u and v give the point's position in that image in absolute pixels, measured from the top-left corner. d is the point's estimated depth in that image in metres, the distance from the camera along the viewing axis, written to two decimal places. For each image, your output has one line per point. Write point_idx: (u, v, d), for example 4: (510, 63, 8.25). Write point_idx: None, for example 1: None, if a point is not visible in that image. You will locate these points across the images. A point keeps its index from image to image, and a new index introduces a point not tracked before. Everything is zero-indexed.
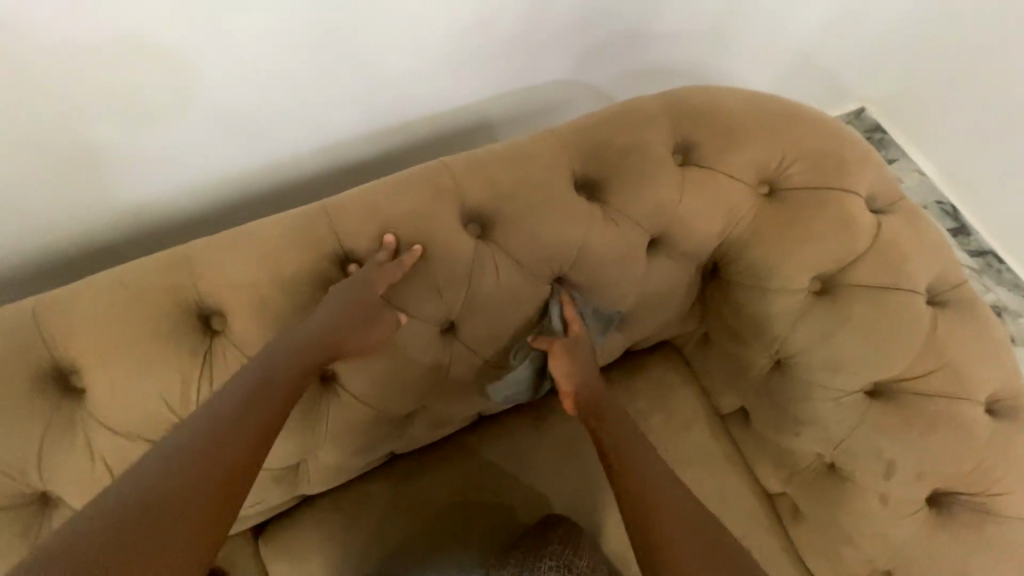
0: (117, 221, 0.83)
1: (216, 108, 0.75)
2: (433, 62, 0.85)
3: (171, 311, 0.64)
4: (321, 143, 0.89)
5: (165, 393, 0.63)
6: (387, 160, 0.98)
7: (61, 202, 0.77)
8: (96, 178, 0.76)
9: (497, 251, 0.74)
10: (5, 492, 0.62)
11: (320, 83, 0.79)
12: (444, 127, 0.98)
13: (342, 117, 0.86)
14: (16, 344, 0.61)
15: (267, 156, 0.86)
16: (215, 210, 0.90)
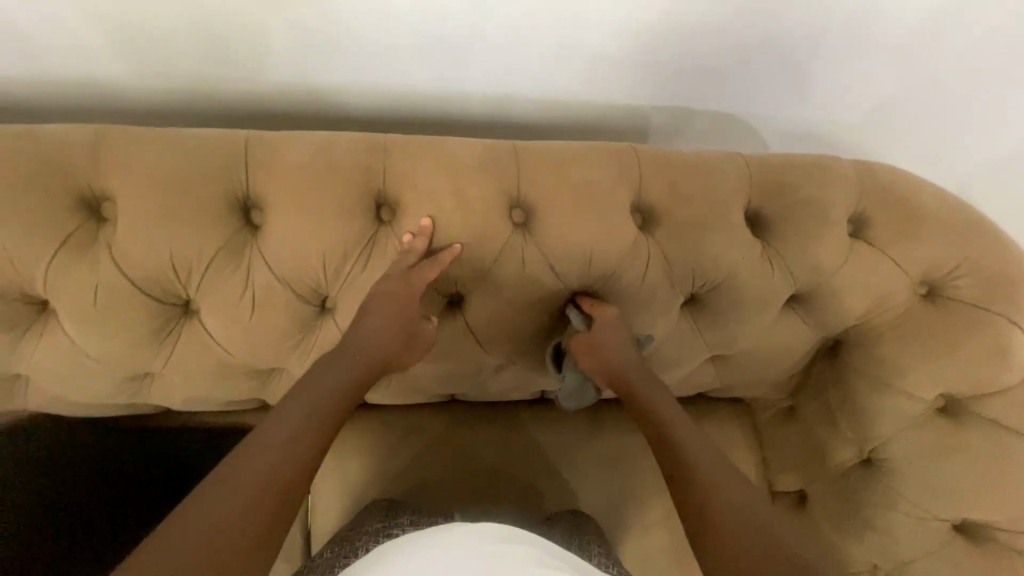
0: (294, 92, 0.85)
1: (444, 27, 0.76)
2: (650, 54, 0.82)
3: (357, 187, 0.69)
4: (502, 89, 0.87)
5: (327, 256, 0.68)
6: (552, 128, 0.96)
7: (266, 61, 0.80)
8: (303, 51, 0.78)
9: (653, 248, 0.75)
10: (165, 287, 0.68)
11: (540, 37, 0.78)
12: (615, 113, 0.94)
13: (531, 72, 0.84)
14: (223, 165, 0.67)
15: (454, 86, 0.86)
16: (377, 115, 0.91)
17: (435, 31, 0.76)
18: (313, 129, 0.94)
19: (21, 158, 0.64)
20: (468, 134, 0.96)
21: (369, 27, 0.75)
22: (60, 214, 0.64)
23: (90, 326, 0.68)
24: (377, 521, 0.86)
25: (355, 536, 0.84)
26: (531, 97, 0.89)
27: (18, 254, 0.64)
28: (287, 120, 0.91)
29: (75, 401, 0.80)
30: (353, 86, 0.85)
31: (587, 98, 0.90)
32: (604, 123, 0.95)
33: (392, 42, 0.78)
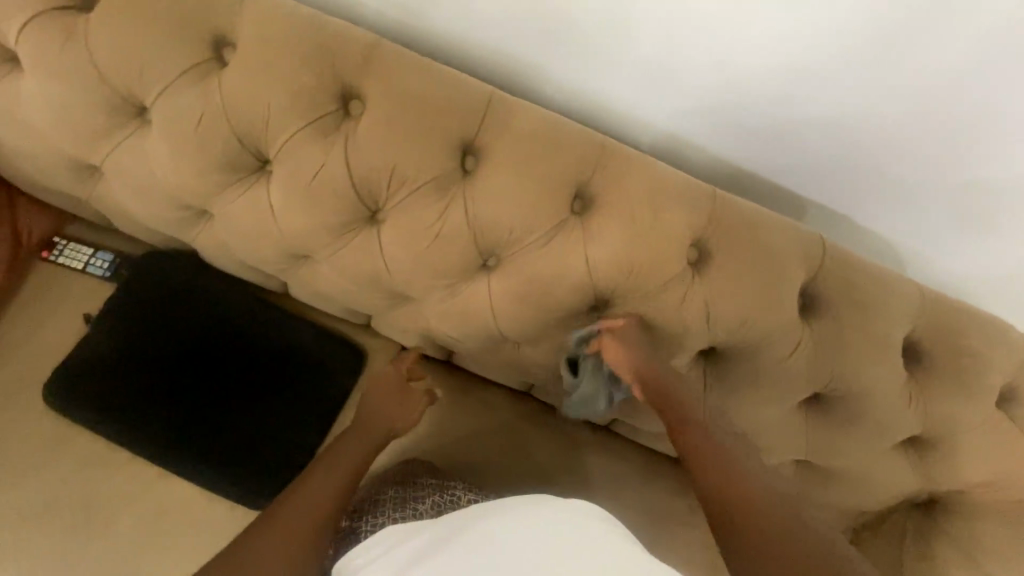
0: (491, 42, 0.80)
1: (674, 67, 0.74)
2: (870, 161, 0.77)
3: (568, 172, 0.73)
4: (697, 122, 0.81)
5: (518, 221, 0.73)
6: (724, 178, 0.89)
7: (497, 18, 0.76)
8: (531, 36, 0.77)
9: (807, 336, 0.75)
10: (373, 191, 0.74)
11: (777, 102, 0.73)
12: (797, 189, 0.86)
13: (737, 116, 0.77)
14: (464, 108, 0.72)
15: (650, 116, 0.83)
16: (556, 94, 0.85)
17: (666, 61, 0.73)
18: (484, 79, 0.87)
19: (307, 39, 0.71)
20: (636, 147, 0.90)
21: (605, 33, 0.73)
22: (319, 95, 0.71)
23: (295, 199, 0.75)
24: (435, 479, 0.85)
25: (414, 485, 0.83)
26: (723, 160, 0.85)
27: (271, 116, 0.71)
28: (467, 62, 0.85)
29: (236, 254, 0.88)
30: (562, 72, 0.81)
31: (781, 179, 0.85)
32: (782, 193, 0.87)
33: (620, 58, 0.75)
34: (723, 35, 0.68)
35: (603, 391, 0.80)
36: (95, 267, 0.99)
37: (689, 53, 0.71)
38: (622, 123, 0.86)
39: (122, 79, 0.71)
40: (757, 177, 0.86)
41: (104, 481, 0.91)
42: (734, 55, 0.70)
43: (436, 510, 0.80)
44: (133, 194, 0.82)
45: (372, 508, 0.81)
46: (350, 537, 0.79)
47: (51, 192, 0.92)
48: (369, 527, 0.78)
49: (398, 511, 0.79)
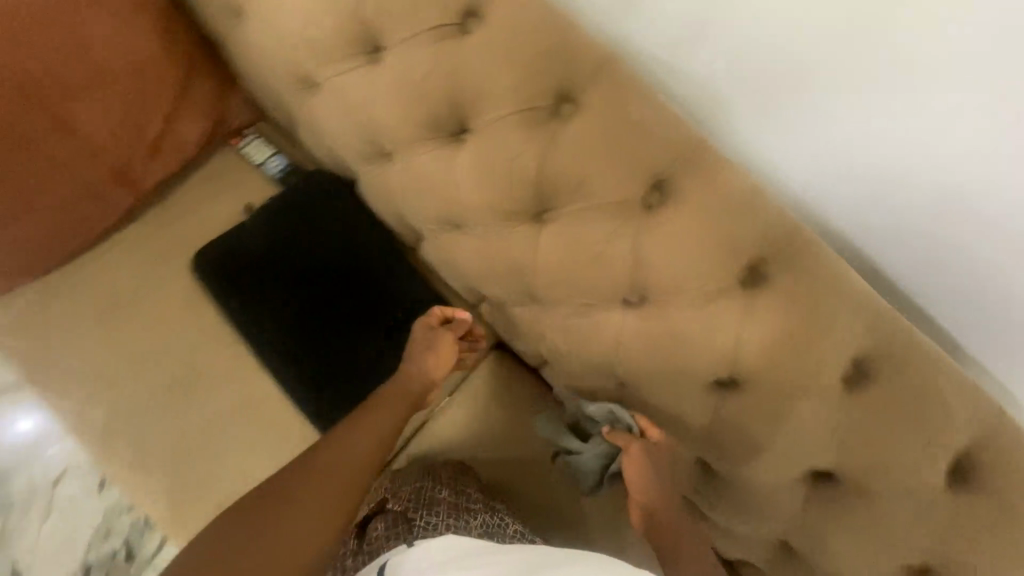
0: (711, 75, 0.77)
1: (904, 158, 0.69)
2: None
3: (752, 244, 0.70)
4: (887, 214, 0.75)
5: (683, 273, 0.71)
6: (885, 284, 0.81)
7: (732, 53, 0.73)
8: (755, 81, 0.74)
9: (944, 504, 0.68)
10: (551, 195, 0.75)
11: (990, 220, 0.67)
12: (965, 321, 0.78)
13: (936, 222, 0.71)
14: (672, 147, 0.71)
15: (844, 205, 0.78)
16: (746, 143, 0.81)
17: (885, 142, 0.69)
18: (683, 109, 0.84)
19: (550, 32, 0.72)
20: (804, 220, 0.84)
21: (833, 111, 0.70)
22: (541, 89, 0.72)
23: (477, 174, 0.77)
24: (480, 496, 0.89)
25: (466, 499, 0.86)
26: (902, 267, 0.78)
27: (490, 92, 0.73)
28: (676, 88, 0.82)
29: (397, 202, 0.92)
30: (767, 123, 0.77)
31: (952, 304, 0.77)
32: (945, 320, 0.79)
33: (837, 142, 0.73)
34: (986, 138, 0.62)
35: (598, 474, 0.78)
36: (270, 167, 1.07)
37: (918, 153, 0.68)
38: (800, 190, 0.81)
39: (375, 17, 0.76)
40: (930, 308, 0.79)
41: (211, 357, 0.99)
42: (984, 154, 0.63)
43: (484, 529, 0.82)
44: (336, 119, 0.88)
45: (427, 505, 0.83)
46: (399, 523, 0.80)
47: (264, 90, 1.00)
48: (421, 521, 0.80)
49: (450, 517, 0.81)
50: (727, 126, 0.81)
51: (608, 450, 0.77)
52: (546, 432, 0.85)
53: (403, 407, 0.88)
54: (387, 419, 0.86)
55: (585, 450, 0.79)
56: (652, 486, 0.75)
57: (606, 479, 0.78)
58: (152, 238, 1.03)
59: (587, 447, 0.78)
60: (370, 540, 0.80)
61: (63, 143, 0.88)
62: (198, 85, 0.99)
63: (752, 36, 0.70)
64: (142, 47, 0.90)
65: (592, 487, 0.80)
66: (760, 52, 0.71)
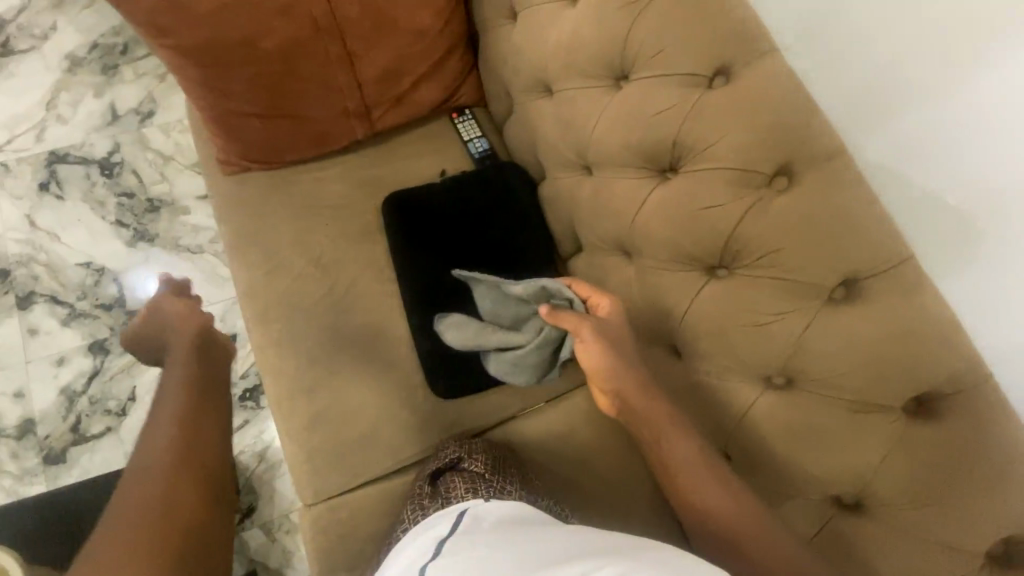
0: (954, 203, 0.74)
1: None
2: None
3: (934, 376, 0.66)
4: None
5: (844, 376, 0.71)
6: None
7: (995, 191, 0.70)
8: (1008, 226, 0.70)
9: None
10: (735, 253, 0.78)
11: None
12: None
13: None
14: (882, 250, 0.69)
15: None
16: (962, 283, 0.75)
17: None
18: (900, 223, 0.80)
19: (795, 110, 0.75)
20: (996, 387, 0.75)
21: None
22: (764, 156, 0.75)
23: (671, 211, 0.82)
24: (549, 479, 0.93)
25: (532, 482, 0.91)
26: None
27: (716, 145, 0.78)
28: (904, 201, 0.79)
29: (577, 213, 0.98)
30: (999, 273, 0.72)
31: None
32: None
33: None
34: None
35: (546, 359, 0.90)
36: (472, 146, 1.20)
37: None
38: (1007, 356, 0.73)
39: (634, 51, 0.84)
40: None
41: (367, 283, 1.11)
42: None
43: (552, 509, 0.86)
44: (557, 125, 0.97)
45: (502, 473, 0.88)
46: (477, 482, 0.85)
47: (499, 82, 1.13)
48: (499, 485, 0.84)
49: (524, 490, 0.86)
50: (947, 258, 0.76)
51: (552, 335, 0.87)
52: (471, 335, 0.92)
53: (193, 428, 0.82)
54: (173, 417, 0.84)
55: (526, 343, 0.89)
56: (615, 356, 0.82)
57: (556, 365, 0.90)
58: (361, 170, 1.18)
59: (528, 341, 0.88)
60: (448, 492, 0.86)
61: (343, 75, 1.07)
62: (451, 64, 1.15)
63: (992, 198, 0.70)
64: (427, 22, 1.07)
65: (544, 371, 0.91)
66: (996, 216, 0.70)
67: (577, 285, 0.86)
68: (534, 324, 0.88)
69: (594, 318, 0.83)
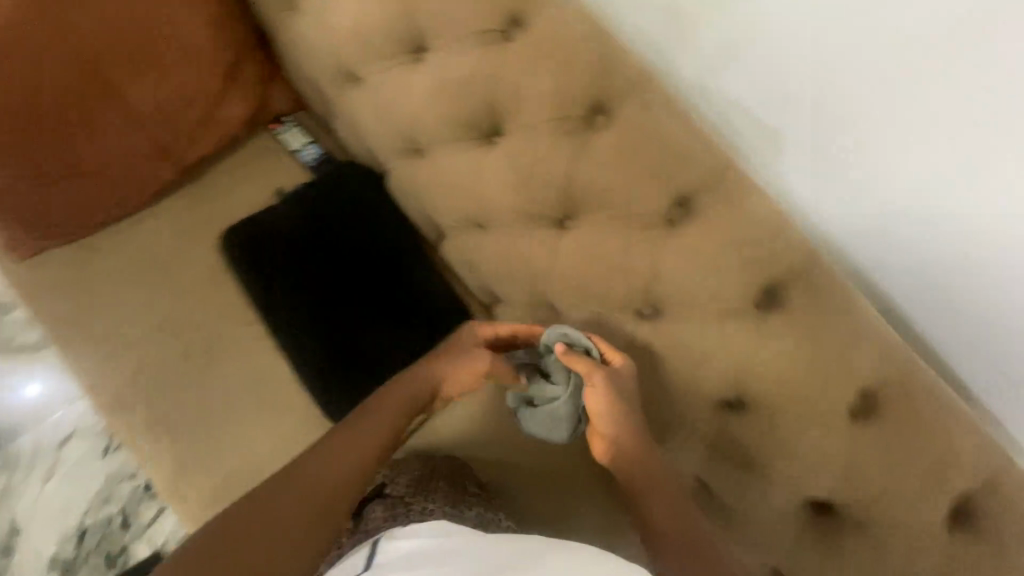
0: (760, 103, 0.78)
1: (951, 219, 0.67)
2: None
3: (770, 269, 0.70)
4: (923, 270, 0.73)
5: (699, 292, 0.73)
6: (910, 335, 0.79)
7: (789, 84, 0.73)
8: (807, 115, 0.74)
9: (942, 545, 0.68)
10: (576, 201, 0.77)
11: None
12: (986, 384, 0.76)
13: (971, 288, 0.69)
14: (700, 165, 0.72)
15: (877, 256, 0.77)
16: (787, 174, 0.81)
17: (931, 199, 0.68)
18: (724, 129, 0.84)
19: (593, 47, 0.74)
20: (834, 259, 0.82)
21: (862, 167, 0.72)
22: (575, 100, 0.74)
23: (507, 177, 0.80)
24: (478, 490, 0.90)
25: (462, 492, 0.88)
26: (928, 324, 0.77)
27: (529, 100, 0.76)
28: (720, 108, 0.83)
29: (425, 199, 0.94)
30: (809, 159, 0.77)
31: (973, 367, 0.76)
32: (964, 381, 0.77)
33: (863, 199, 0.74)
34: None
35: (575, 415, 0.80)
36: (304, 155, 1.11)
37: (954, 221, 0.67)
38: (835, 230, 0.79)
39: (422, 20, 0.79)
40: (972, 380, 0.77)
41: (229, 332, 1.01)
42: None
43: (479, 519, 0.83)
44: (376, 114, 0.91)
45: (426, 493, 0.85)
46: (397, 508, 0.81)
47: (307, 81, 1.04)
48: (419, 506, 0.81)
49: (448, 505, 0.83)
50: (769, 154, 0.81)
51: (576, 384, 0.79)
52: (518, 394, 0.85)
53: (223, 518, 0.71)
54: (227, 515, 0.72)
55: (560, 394, 0.80)
56: (615, 402, 0.76)
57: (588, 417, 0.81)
58: (186, 212, 1.06)
59: (563, 389, 0.80)
60: (365, 520, 0.80)
61: (118, 116, 0.93)
62: (247, 73, 1.03)
63: (790, 91, 0.74)
64: (200, 33, 0.95)
65: (572, 430, 0.82)
66: (798, 107, 0.74)
67: (597, 338, 0.80)
68: (558, 372, 0.81)
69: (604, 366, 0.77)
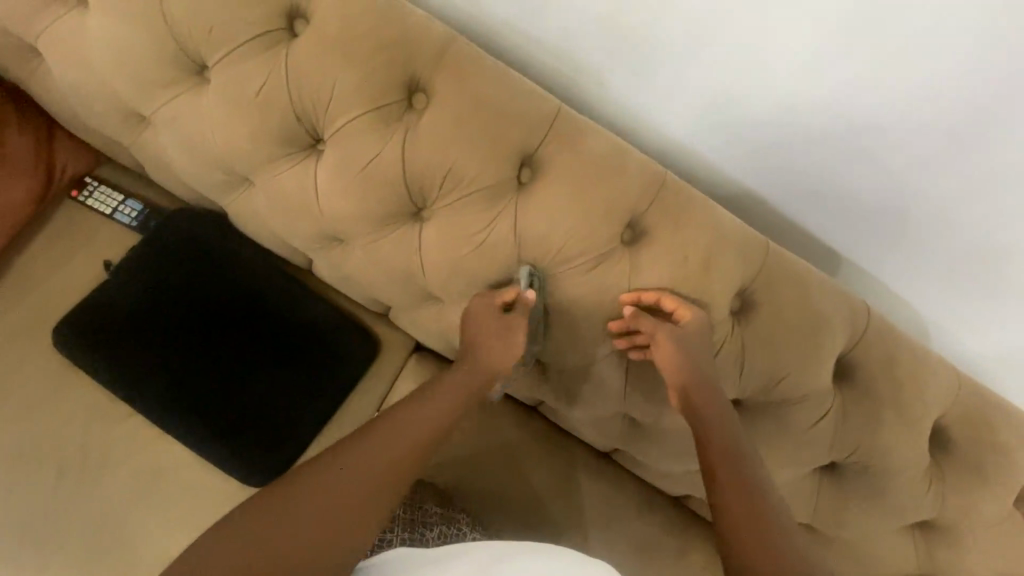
0: (566, 41, 0.78)
1: (758, 104, 0.72)
2: (971, 233, 0.73)
3: (625, 202, 0.71)
4: (755, 152, 0.78)
5: (570, 244, 0.71)
6: (764, 213, 0.86)
7: (583, 18, 0.73)
8: (610, 43, 0.75)
9: (836, 404, 0.74)
10: (421, 190, 0.73)
11: (839, 155, 0.72)
12: (834, 239, 0.84)
13: (793, 158, 0.76)
14: (530, 121, 0.71)
15: (715, 151, 0.82)
16: (616, 100, 0.82)
17: (736, 92, 0.72)
18: (550, 73, 0.84)
19: (387, 22, 0.69)
20: (684, 164, 0.87)
21: (671, 79, 0.75)
22: (385, 85, 0.69)
23: (342, 183, 0.74)
24: (442, 508, 0.87)
25: (420, 510, 0.85)
26: (774, 200, 0.83)
27: (338, 94, 0.69)
28: (538, 54, 0.82)
29: (272, 227, 0.86)
30: (628, 83, 0.79)
31: (819, 227, 0.83)
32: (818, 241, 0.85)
33: (684, 106, 0.78)
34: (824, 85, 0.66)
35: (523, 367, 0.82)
36: (123, 215, 0.97)
37: (759, 107, 0.72)
38: (674, 140, 0.83)
39: (189, 36, 0.69)
40: (834, 244, 0.84)
41: (104, 430, 0.90)
42: (825, 98, 0.68)
43: (442, 539, 0.82)
44: (180, 150, 0.80)
45: (382, 523, 0.81)
46: None
47: (94, 133, 0.90)
48: (374, 541, 0.79)
49: (406, 532, 0.80)
50: (596, 86, 0.82)
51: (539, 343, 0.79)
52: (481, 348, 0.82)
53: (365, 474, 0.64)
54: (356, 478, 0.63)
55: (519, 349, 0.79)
56: (680, 362, 0.70)
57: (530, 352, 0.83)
58: (8, 318, 0.93)
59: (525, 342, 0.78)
60: None
61: None
62: (13, 149, 0.91)
63: (586, 23, 0.74)
64: None
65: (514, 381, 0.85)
66: (599, 38, 0.75)
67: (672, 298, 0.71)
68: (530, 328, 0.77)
69: (671, 327, 0.70)
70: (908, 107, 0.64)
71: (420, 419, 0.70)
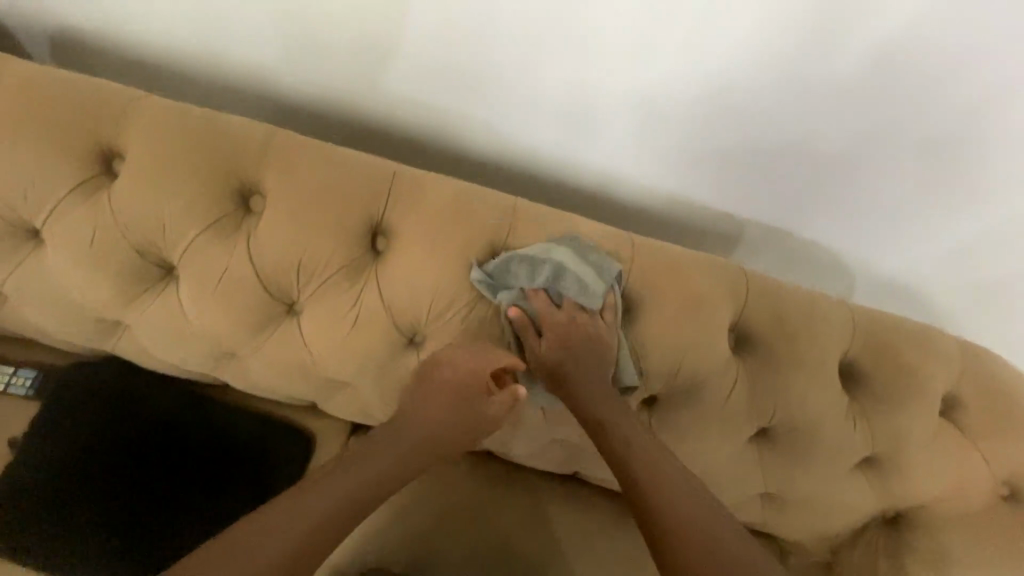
0: (411, 101, 0.84)
1: (597, 112, 0.77)
2: (817, 174, 0.78)
3: (480, 243, 0.72)
4: (608, 154, 0.84)
5: (439, 298, 0.71)
6: (638, 201, 0.91)
7: (418, 83, 0.80)
8: (449, 90, 0.80)
9: (743, 375, 0.75)
10: (283, 287, 0.73)
11: (683, 135, 0.77)
12: (703, 210, 0.90)
13: (642, 149, 0.81)
14: (368, 191, 0.72)
15: (576, 159, 0.86)
16: (473, 137, 0.88)
17: (573, 106, 0.77)
18: (408, 128, 0.90)
19: (202, 138, 0.70)
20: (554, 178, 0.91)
21: (514, 109, 0.80)
22: (215, 199, 0.69)
23: (204, 302, 0.73)
24: None
25: None
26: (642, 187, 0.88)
27: (171, 221, 0.69)
28: (391, 118, 0.88)
29: (160, 360, 0.84)
30: (477, 121, 0.84)
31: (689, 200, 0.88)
32: (688, 215, 0.91)
33: (533, 130, 0.83)
34: (643, 84, 0.72)
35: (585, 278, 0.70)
36: (17, 386, 0.95)
37: (598, 113, 0.77)
38: (536, 159, 0.88)
39: (7, 206, 0.69)
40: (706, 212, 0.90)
41: None
42: (650, 93, 0.73)
43: None
44: (42, 313, 0.79)
45: None
46: None
47: None
48: None
49: None
50: (450, 131, 0.88)
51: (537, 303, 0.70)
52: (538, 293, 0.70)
53: (345, 507, 0.65)
54: (334, 517, 0.64)
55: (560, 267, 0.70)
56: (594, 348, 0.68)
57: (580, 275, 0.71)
58: None
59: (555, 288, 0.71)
60: None
61: None
62: None
63: (421, 81, 0.80)
64: None
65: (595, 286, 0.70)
66: (439, 90, 0.81)
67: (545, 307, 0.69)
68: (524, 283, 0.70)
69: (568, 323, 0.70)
70: (730, 83, 0.69)
71: (394, 448, 0.69)
